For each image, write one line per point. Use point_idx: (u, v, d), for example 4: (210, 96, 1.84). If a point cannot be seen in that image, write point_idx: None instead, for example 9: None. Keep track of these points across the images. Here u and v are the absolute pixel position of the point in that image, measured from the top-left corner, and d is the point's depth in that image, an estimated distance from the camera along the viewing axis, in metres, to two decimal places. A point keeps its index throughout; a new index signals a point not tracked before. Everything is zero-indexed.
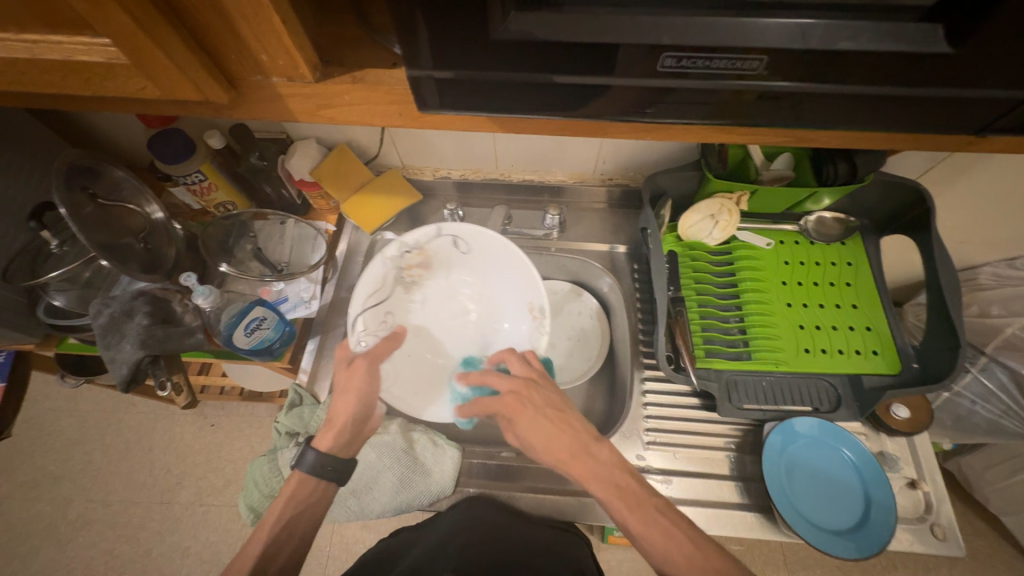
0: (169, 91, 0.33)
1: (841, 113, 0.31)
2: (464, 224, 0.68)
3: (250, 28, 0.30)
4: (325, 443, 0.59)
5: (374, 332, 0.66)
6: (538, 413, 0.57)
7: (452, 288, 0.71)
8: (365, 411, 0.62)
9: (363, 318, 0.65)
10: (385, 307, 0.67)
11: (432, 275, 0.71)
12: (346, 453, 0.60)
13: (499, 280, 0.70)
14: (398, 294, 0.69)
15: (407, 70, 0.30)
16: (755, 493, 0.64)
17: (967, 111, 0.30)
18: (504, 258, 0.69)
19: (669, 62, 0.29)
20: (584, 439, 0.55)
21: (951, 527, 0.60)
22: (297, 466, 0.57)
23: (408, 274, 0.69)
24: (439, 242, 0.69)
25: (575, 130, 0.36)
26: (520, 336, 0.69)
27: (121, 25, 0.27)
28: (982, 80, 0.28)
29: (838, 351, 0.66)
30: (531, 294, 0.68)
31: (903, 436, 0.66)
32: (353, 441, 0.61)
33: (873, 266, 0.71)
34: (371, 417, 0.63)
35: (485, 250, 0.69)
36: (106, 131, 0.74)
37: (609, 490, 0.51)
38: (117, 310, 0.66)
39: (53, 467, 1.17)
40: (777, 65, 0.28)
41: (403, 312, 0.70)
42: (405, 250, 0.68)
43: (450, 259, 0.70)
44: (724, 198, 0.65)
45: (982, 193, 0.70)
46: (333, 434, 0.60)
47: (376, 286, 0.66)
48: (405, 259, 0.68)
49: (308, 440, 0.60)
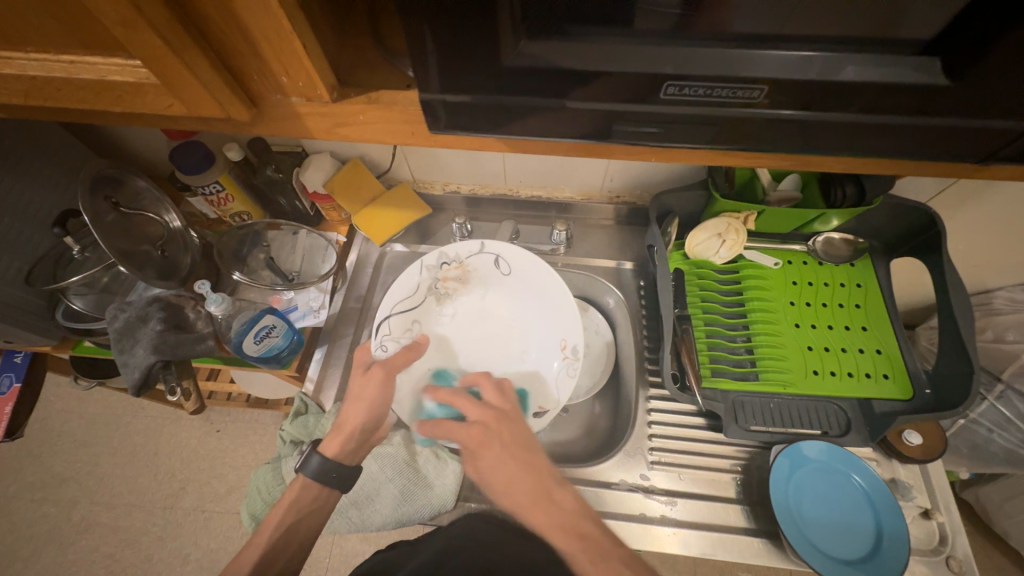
0: (194, 109, 0.34)
1: (845, 139, 0.32)
2: (508, 245, 0.70)
3: (274, 52, 0.31)
4: (331, 449, 0.60)
5: (397, 338, 0.67)
6: (503, 450, 0.57)
7: (485, 307, 0.70)
8: (375, 420, 0.63)
9: (390, 320, 0.68)
10: (413, 314, 0.69)
11: (467, 290, 0.71)
12: (350, 459, 0.60)
13: (535, 309, 0.69)
14: (428, 304, 0.70)
15: (421, 93, 0.32)
16: (762, 518, 0.62)
17: (971, 139, 0.30)
18: (544, 283, 0.70)
19: (673, 90, 0.30)
20: (547, 485, 0.56)
21: (967, 560, 0.58)
22: (301, 471, 0.58)
23: (442, 285, 0.70)
24: (480, 259, 0.72)
25: (582, 151, 0.37)
26: (545, 374, 0.66)
27: (154, 49, 0.29)
28: (987, 109, 0.28)
29: (848, 374, 0.65)
30: (566, 330, 0.67)
31: (916, 463, 0.64)
32: (358, 451, 0.61)
33: (883, 288, 0.70)
34: (378, 427, 0.63)
35: (526, 274, 0.70)
36: (130, 143, 0.77)
37: (571, 540, 0.51)
38: (133, 315, 0.68)
39: (61, 469, 1.18)
40: (780, 94, 0.29)
41: (429, 322, 0.69)
42: (443, 263, 0.71)
43: (488, 278, 0.71)
44: (731, 218, 0.66)
45: (995, 217, 0.69)
46: (339, 442, 0.60)
47: (410, 293, 0.69)
48: (443, 270, 0.71)
49: (313, 444, 0.60)
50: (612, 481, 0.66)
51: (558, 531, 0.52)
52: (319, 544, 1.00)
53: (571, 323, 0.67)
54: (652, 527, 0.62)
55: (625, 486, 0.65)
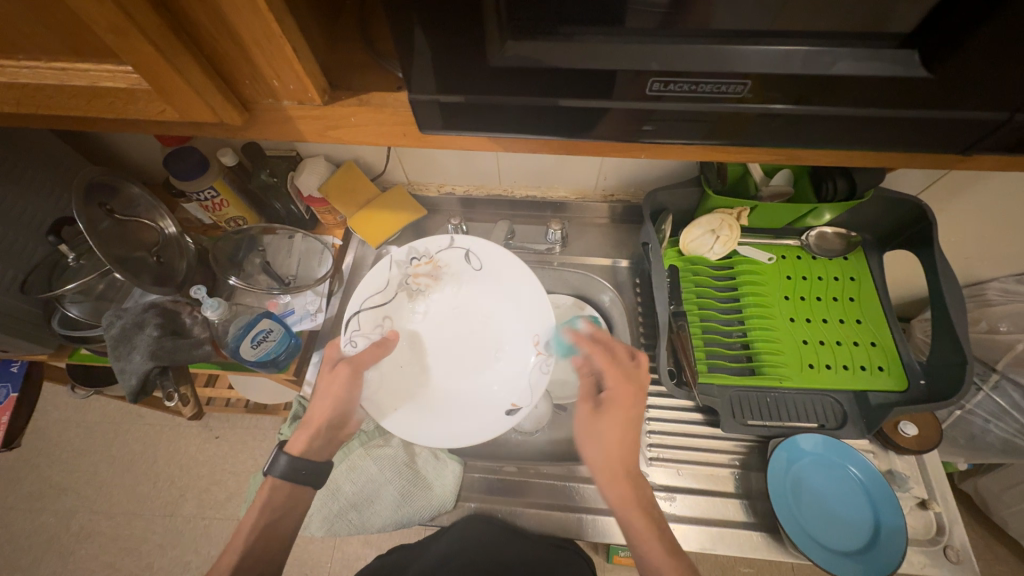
0: (186, 114, 0.34)
1: (830, 133, 0.32)
2: (479, 240, 0.69)
3: (264, 57, 0.32)
4: (298, 447, 0.60)
5: (367, 333, 0.67)
6: (623, 424, 0.58)
7: (458, 304, 0.71)
8: (341, 417, 0.62)
9: (360, 316, 0.67)
10: (384, 310, 0.69)
11: (440, 286, 0.71)
12: (317, 456, 0.60)
13: (505, 304, 0.69)
14: (400, 300, 0.70)
15: (411, 93, 0.32)
16: (761, 512, 0.62)
17: (953, 131, 0.31)
18: (515, 278, 0.69)
19: (657, 86, 0.30)
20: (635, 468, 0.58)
21: (964, 549, 0.59)
22: (269, 472, 0.58)
23: (414, 281, 0.70)
24: (450, 254, 0.70)
25: (573, 150, 0.38)
26: (519, 371, 0.66)
27: (145, 55, 0.29)
28: (965, 101, 0.29)
29: (843, 366, 0.65)
30: (536, 326, 0.67)
31: (912, 454, 0.64)
32: (327, 447, 0.61)
33: (876, 281, 0.71)
34: (348, 423, 0.63)
35: (496, 269, 0.69)
36: (123, 150, 0.77)
37: (649, 531, 0.54)
38: (128, 322, 0.68)
39: (59, 478, 1.18)
40: (762, 89, 0.30)
41: (401, 318, 0.70)
42: (414, 257, 0.70)
43: (460, 274, 0.71)
44: (725, 214, 0.66)
45: (985, 209, 0.70)
46: (306, 439, 0.60)
47: (381, 288, 0.68)
48: (413, 266, 0.70)
49: (281, 444, 0.60)
50: None
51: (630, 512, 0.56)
52: (321, 548, 1.00)
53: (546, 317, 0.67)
54: None
55: None
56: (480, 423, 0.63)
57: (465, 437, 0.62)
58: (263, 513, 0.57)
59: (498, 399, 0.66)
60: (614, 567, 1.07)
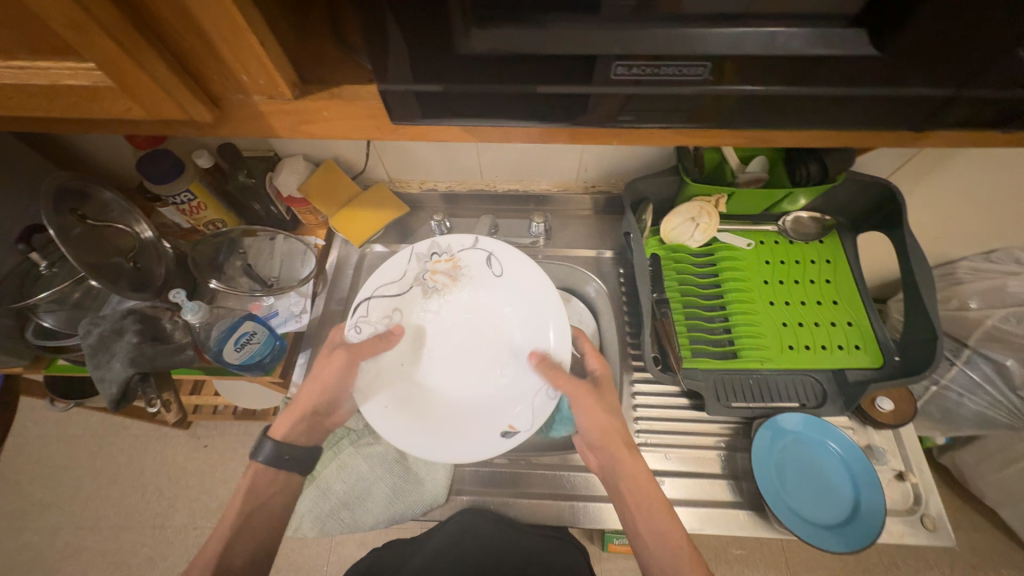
0: (154, 111, 0.34)
1: (791, 113, 0.33)
2: (503, 245, 0.70)
3: (230, 51, 0.31)
4: (280, 432, 0.62)
5: (375, 322, 0.67)
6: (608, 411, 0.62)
7: (471, 306, 0.70)
8: (328, 404, 0.64)
9: (371, 302, 0.67)
10: (396, 302, 0.69)
11: (456, 288, 0.71)
12: (299, 441, 0.62)
13: (517, 313, 0.69)
14: (414, 294, 0.70)
15: (378, 83, 0.32)
16: (748, 492, 0.64)
17: (907, 108, 0.32)
18: (534, 289, 0.68)
19: (621, 70, 0.30)
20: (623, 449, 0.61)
21: (940, 517, 0.61)
22: (253, 457, 0.59)
23: (431, 278, 0.70)
24: (472, 255, 0.71)
25: (549, 138, 0.38)
26: (521, 394, 0.64)
27: (105, 50, 0.28)
28: (916, 79, 0.30)
29: (821, 346, 0.67)
30: (549, 344, 0.66)
31: (889, 428, 0.67)
32: (310, 431, 0.63)
33: (851, 263, 0.73)
34: (336, 411, 0.65)
35: (519, 278, 0.69)
36: (94, 154, 0.76)
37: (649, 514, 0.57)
38: (106, 329, 0.66)
39: (42, 495, 1.15)
40: (723, 72, 0.30)
41: (410, 313, 0.70)
42: (434, 254, 0.71)
43: (479, 278, 0.71)
44: (703, 202, 0.67)
45: (952, 189, 0.72)
46: (289, 423, 0.62)
47: (396, 278, 0.70)
48: (433, 261, 0.71)
49: (263, 430, 0.61)
50: None
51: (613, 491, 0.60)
52: (317, 551, 0.99)
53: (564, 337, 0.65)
54: None
55: None
56: (466, 436, 0.62)
57: (447, 454, 0.59)
58: (253, 516, 0.57)
59: (494, 420, 0.63)
60: (610, 556, 1.09)
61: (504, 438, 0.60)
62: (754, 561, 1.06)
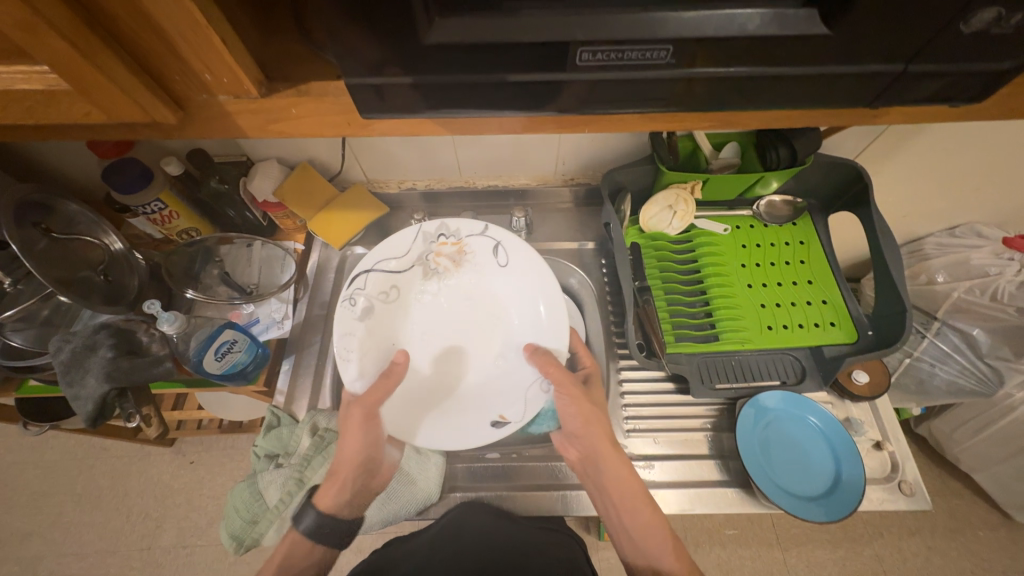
0: (115, 115, 0.33)
1: (752, 95, 0.34)
2: (512, 236, 0.68)
3: (191, 49, 0.31)
4: (326, 501, 0.59)
5: (372, 295, 0.66)
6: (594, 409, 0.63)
7: (472, 293, 0.70)
8: (369, 461, 0.60)
9: (369, 275, 0.66)
10: (394, 279, 0.68)
11: (459, 272, 0.70)
12: (345, 509, 0.59)
13: (518, 302, 0.69)
14: (415, 273, 0.69)
15: (346, 77, 0.32)
16: (734, 470, 0.66)
17: (861, 86, 0.33)
18: (540, 283, 0.67)
19: (586, 56, 0.31)
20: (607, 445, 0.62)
21: (917, 482, 0.63)
22: (295, 525, 0.58)
23: (435, 260, 0.69)
24: (480, 241, 0.69)
25: (522, 130, 0.38)
26: (515, 385, 0.65)
27: (58, 51, 0.28)
28: (867, 56, 0.31)
29: (799, 325, 0.69)
30: (546, 336, 0.66)
31: (866, 401, 0.69)
32: (354, 495, 0.60)
33: (823, 243, 0.75)
34: (379, 468, 0.62)
35: (521, 269, 0.68)
36: (57, 166, 0.73)
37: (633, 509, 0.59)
38: (79, 345, 0.64)
39: (20, 524, 1.11)
40: (685, 56, 0.31)
41: (408, 291, 0.69)
42: (441, 236, 0.69)
43: (484, 265, 0.70)
44: (679, 189, 0.69)
45: (914, 167, 0.75)
46: (334, 491, 0.59)
47: (400, 253, 0.68)
48: (440, 242, 0.69)
49: (308, 498, 0.59)
50: None
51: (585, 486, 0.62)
52: None
53: (561, 327, 0.65)
54: None
55: None
56: (459, 422, 0.63)
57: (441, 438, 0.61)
58: None
59: (482, 411, 0.64)
60: (607, 545, 1.10)
61: (494, 428, 0.62)
62: (746, 540, 1.08)
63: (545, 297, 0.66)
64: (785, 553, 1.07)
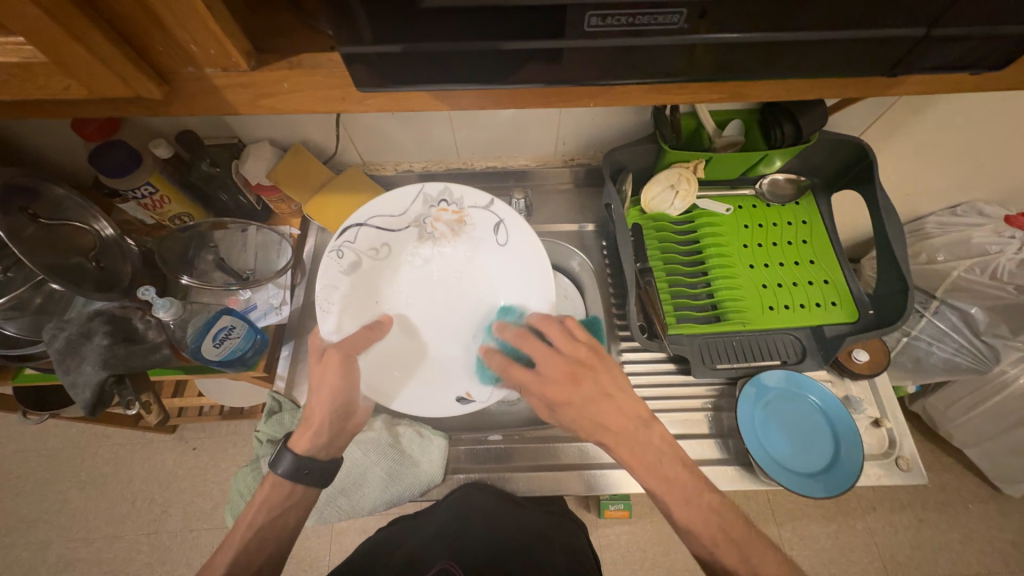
0: (98, 91, 0.31)
1: (764, 63, 0.33)
2: (515, 215, 0.66)
3: (173, 16, 0.29)
4: (302, 446, 0.58)
5: (360, 249, 0.66)
6: (588, 398, 0.54)
7: (466, 265, 0.69)
8: (346, 407, 0.60)
9: (361, 230, 0.65)
10: (386, 237, 0.67)
11: (454, 241, 0.69)
12: (324, 454, 0.58)
13: (509, 282, 0.68)
14: (410, 234, 0.68)
15: (340, 46, 0.30)
16: (735, 448, 0.66)
17: (874, 52, 0.32)
18: (533, 269, 0.66)
19: (594, 21, 0.30)
20: (633, 426, 0.54)
21: (913, 458, 0.64)
22: (273, 470, 0.56)
23: (432, 225, 0.68)
24: (482, 214, 0.68)
25: (523, 103, 0.37)
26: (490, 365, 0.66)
27: (32, 19, 0.26)
28: (885, 18, 0.30)
29: (799, 305, 0.69)
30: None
31: (865, 379, 0.69)
32: (331, 444, 0.59)
33: (826, 222, 0.75)
34: (355, 413, 0.61)
35: (519, 253, 0.67)
36: (42, 148, 0.71)
37: (662, 484, 0.52)
38: (74, 333, 0.63)
39: (26, 511, 1.12)
40: (701, 19, 0.30)
41: (398, 252, 0.68)
42: (443, 201, 0.67)
43: (481, 240, 0.69)
44: (681, 168, 0.67)
45: (920, 145, 0.74)
46: (309, 437, 0.58)
47: (397, 213, 0.66)
48: (440, 208, 0.68)
49: (284, 441, 0.58)
50: None
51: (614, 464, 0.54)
52: (320, 542, 1.00)
53: None
54: None
55: None
56: (429, 388, 0.64)
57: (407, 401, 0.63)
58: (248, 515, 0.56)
59: (452, 384, 0.64)
60: (607, 522, 1.12)
61: (459, 404, 0.63)
62: (743, 517, 1.11)
63: (537, 281, 0.66)
64: (780, 528, 1.09)
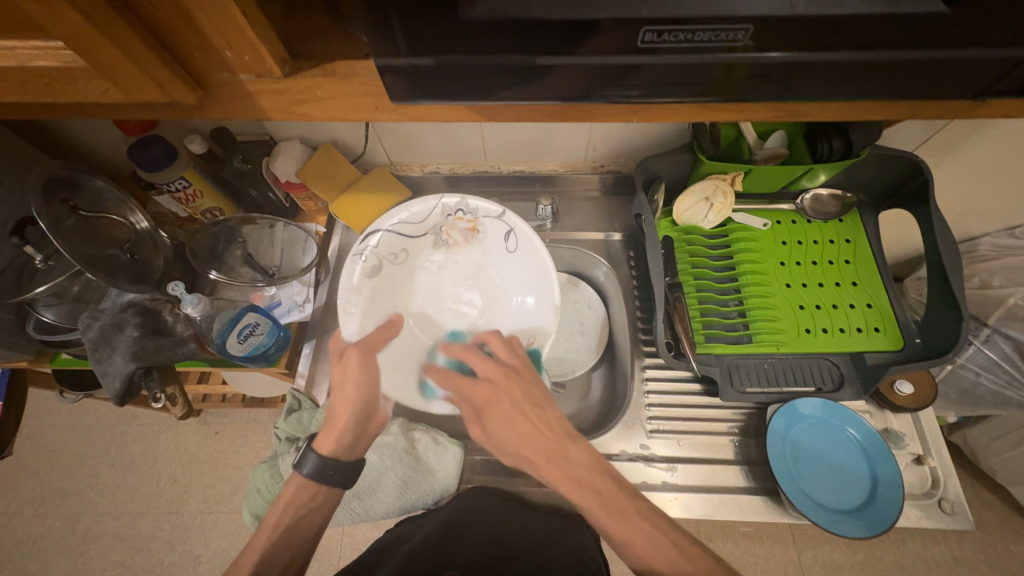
0: (134, 95, 0.31)
1: (825, 81, 0.31)
2: (528, 226, 0.65)
3: (212, 24, 0.29)
4: (326, 447, 0.58)
5: (382, 254, 0.65)
6: (514, 409, 0.56)
7: (478, 270, 0.68)
8: (366, 407, 0.60)
9: (382, 235, 0.64)
10: (406, 243, 0.66)
11: (467, 248, 0.68)
12: (347, 454, 0.58)
13: (517, 284, 0.67)
14: (426, 241, 0.67)
15: (378, 59, 0.29)
16: (761, 477, 0.63)
17: (949, 73, 0.30)
18: (546, 271, 0.65)
19: (649, 36, 0.28)
20: (561, 441, 0.55)
21: (958, 501, 0.60)
22: (298, 470, 0.56)
23: (448, 234, 0.67)
24: (495, 224, 0.66)
25: (562, 115, 0.35)
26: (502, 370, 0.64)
27: (71, 25, 0.26)
28: (965, 37, 0.28)
29: (838, 330, 0.65)
30: (537, 330, 0.65)
31: (908, 412, 0.65)
32: (353, 443, 0.59)
33: (871, 241, 0.70)
34: (375, 413, 0.61)
35: (530, 262, 0.66)
36: (82, 141, 0.73)
37: (586, 494, 0.52)
38: (107, 323, 0.65)
39: (60, 483, 1.17)
40: (764, 34, 0.28)
41: (415, 258, 0.67)
42: (459, 211, 0.67)
43: (492, 248, 0.68)
44: (717, 180, 0.64)
45: (982, 163, 0.68)
46: (333, 439, 0.58)
47: (417, 220, 0.66)
48: (456, 217, 0.67)
49: (308, 442, 0.58)
50: (613, 453, 0.66)
51: (609, 510, 0.51)
52: (329, 534, 1.01)
53: (547, 326, 0.65)
54: (654, 493, 0.63)
55: (625, 456, 0.66)
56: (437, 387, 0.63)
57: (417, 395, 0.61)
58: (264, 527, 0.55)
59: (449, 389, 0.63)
60: None
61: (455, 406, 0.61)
62: (761, 539, 1.06)
63: (543, 288, 0.65)
64: (800, 554, 1.04)
